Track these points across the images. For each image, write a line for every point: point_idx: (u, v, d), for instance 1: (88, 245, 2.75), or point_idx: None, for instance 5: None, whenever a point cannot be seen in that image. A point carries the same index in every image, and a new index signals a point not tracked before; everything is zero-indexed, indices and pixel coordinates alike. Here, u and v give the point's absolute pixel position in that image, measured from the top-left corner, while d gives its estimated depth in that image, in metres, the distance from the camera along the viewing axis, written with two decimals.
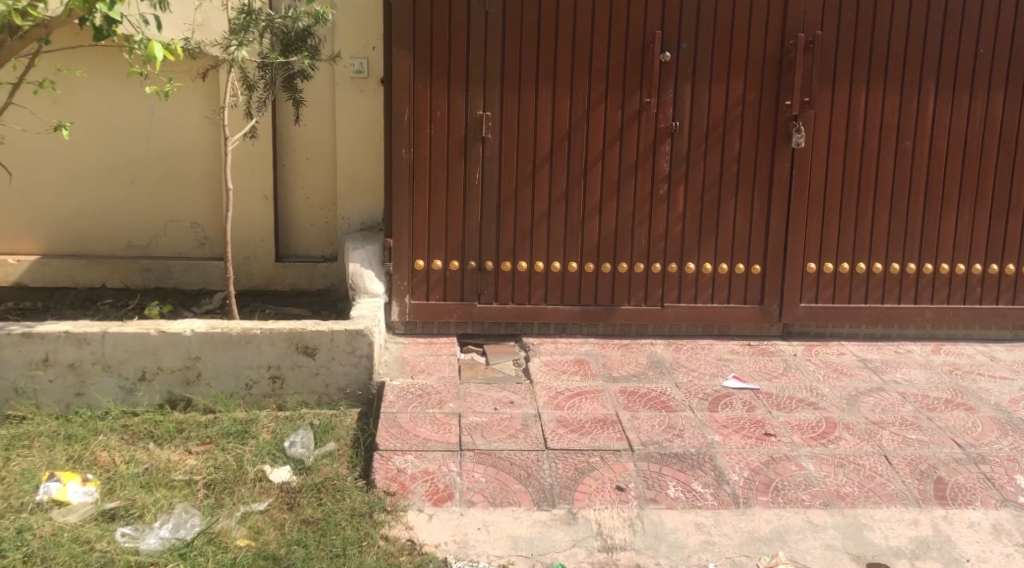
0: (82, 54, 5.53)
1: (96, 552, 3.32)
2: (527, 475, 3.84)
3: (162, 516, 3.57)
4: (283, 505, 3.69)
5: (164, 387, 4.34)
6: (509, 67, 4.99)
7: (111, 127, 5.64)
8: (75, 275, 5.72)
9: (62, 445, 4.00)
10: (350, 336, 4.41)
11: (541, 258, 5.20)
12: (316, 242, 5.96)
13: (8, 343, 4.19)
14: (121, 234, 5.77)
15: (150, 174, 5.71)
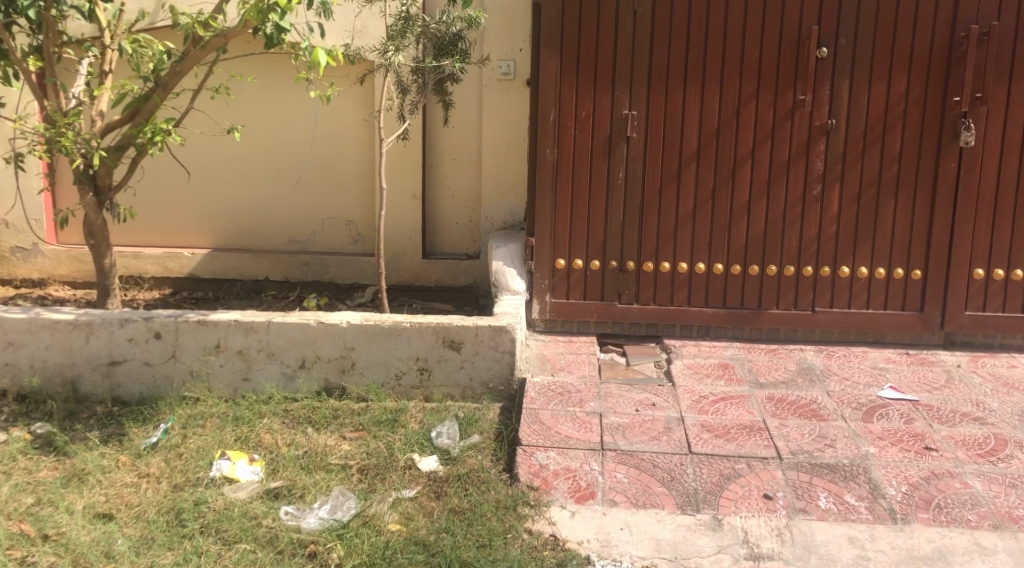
0: (254, 61, 5.91)
1: (264, 527, 3.55)
2: (670, 478, 3.82)
3: (321, 497, 3.77)
4: (431, 493, 3.82)
5: (321, 375, 4.57)
6: (657, 66, 4.96)
7: (277, 129, 5.99)
8: (241, 268, 6.08)
9: (231, 426, 4.29)
10: (494, 332, 4.51)
11: (685, 259, 5.15)
12: (460, 239, 6.12)
13: (185, 330, 4.51)
14: (283, 231, 6.12)
15: (311, 174, 6.03)
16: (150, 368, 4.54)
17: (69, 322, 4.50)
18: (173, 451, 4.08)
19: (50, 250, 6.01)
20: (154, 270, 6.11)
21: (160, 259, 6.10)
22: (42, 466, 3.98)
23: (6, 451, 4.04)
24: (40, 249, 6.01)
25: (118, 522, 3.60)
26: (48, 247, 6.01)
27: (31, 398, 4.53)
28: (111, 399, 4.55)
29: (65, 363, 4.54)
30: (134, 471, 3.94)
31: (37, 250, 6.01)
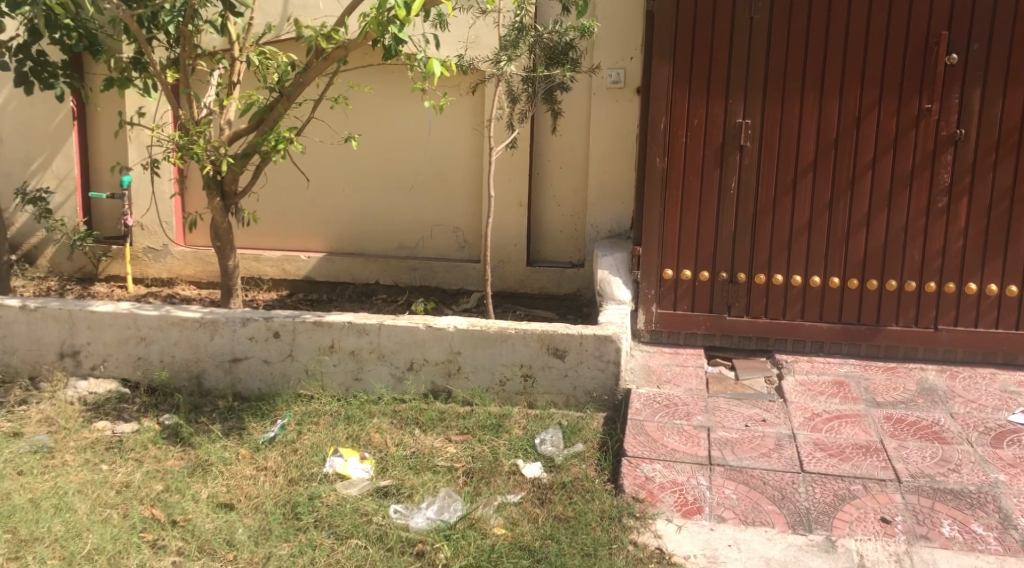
0: (371, 72, 6.09)
1: (374, 524, 3.64)
2: (781, 497, 3.72)
3: (429, 498, 3.84)
4: (536, 499, 3.84)
5: (429, 377, 4.65)
6: (773, 73, 4.86)
7: (392, 138, 6.14)
8: (353, 271, 6.25)
9: (342, 425, 4.42)
10: (600, 341, 4.50)
11: (799, 272, 5.01)
12: (565, 247, 6.13)
13: (302, 331, 4.67)
14: (394, 237, 6.27)
15: (422, 182, 6.16)
16: (268, 366, 4.73)
17: (196, 319, 4.73)
18: (288, 446, 4.24)
19: (179, 251, 6.33)
20: (272, 272, 6.35)
21: (279, 262, 6.33)
22: (169, 455, 4.20)
23: (137, 439, 4.28)
24: (169, 250, 6.34)
25: (239, 512, 3.76)
26: (177, 248, 6.34)
27: (160, 390, 4.78)
28: (232, 393, 4.76)
29: (191, 358, 4.78)
30: (253, 464, 4.11)
31: (167, 251, 6.35)
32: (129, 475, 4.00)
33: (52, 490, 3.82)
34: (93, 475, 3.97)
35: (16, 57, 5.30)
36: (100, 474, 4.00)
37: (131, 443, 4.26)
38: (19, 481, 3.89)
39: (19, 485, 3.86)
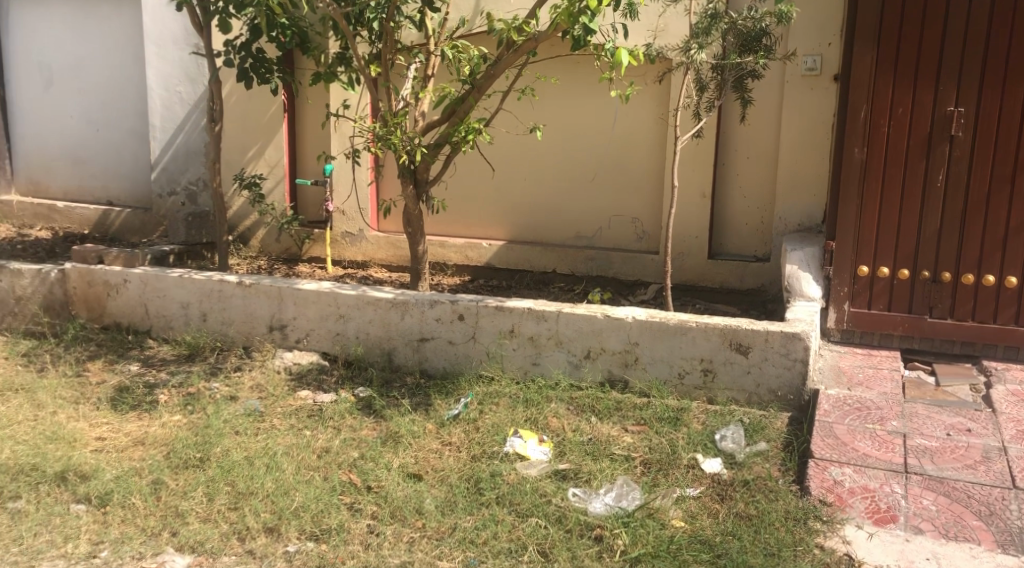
0: (560, 63, 6.16)
1: (554, 505, 3.71)
2: (989, 513, 3.48)
3: (607, 484, 3.88)
4: (716, 495, 3.78)
5: (606, 366, 4.66)
6: (994, 57, 4.50)
7: (577, 128, 6.18)
8: (532, 259, 6.35)
9: (521, 407, 4.52)
10: (786, 339, 4.35)
11: (1013, 273, 4.63)
12: (750, 241, 5.93)
13: (485, 315, 4.81)
14: (573, 226, 6.31)
15: (604, 173, 6.17)
16: (453, 347, 4.91)
17: (388, 300, 4.99)
18: (471, 424, 4.39)
19: (372, 236, 6.69)
20: (456, 258, 6.56)
21: (462, 248, 6.53)
22: (364, 425, 4.47)
23: (335, 408, 4.57)
24: (364, 235, 6.71)
25: (427, 483, 3.95)
26: (371, 233, 6.69)
27: (355, 364, 5.07)
28: (419, 371, 4.98)
29: (383, 336, 5.04)
30: (439, 439, 4.31)
31: (362, 235, 6.72)
32: (328, 441, 4.29)
33: (263, 450, 4.17)
34: (298, 439, 4.29)
35: (239, 54, 5.79)
36: (304, 438, 4.31)
37: (331, 412, 4.56)
38: (236, 440, 4.27)
39: (237, 443, 4.23)
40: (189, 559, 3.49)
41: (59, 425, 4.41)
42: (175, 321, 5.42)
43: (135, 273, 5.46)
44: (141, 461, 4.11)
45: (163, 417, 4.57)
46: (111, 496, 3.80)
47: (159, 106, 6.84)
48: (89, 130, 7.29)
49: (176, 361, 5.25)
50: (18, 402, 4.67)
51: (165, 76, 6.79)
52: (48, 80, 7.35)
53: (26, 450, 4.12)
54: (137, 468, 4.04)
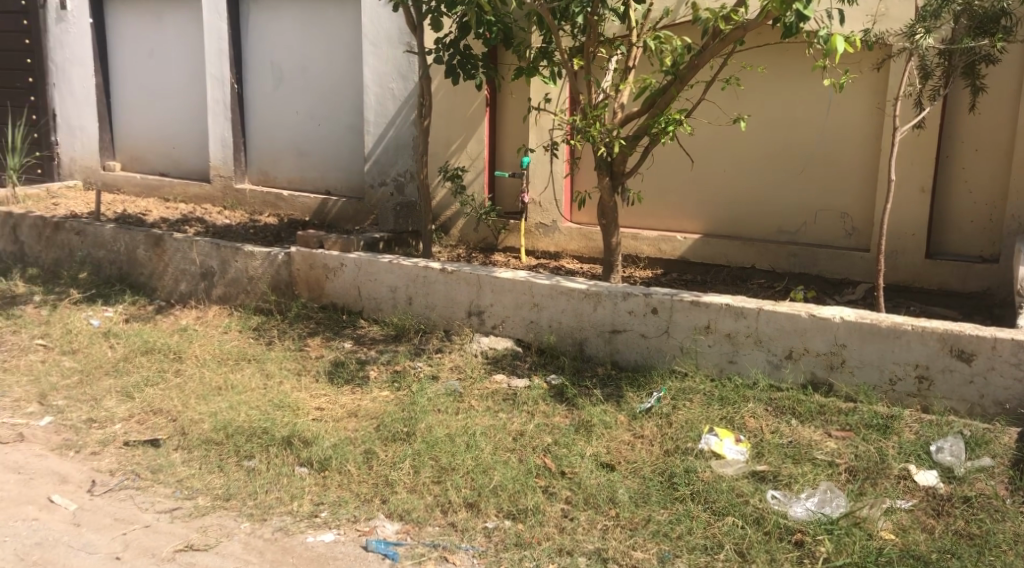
0: (768, 51, 5.95)
1: (751, 506, 3.63)
2: None
3: (808, 489, 3.75)
4: (930, 510, 3.58)
5: (808, 367, 4.47)
6: None
7: (784, 119, 5.96)
8: (730, 254, 6.16)
9: (717, 405, 4.44)
10: (1017, 347, 4.01)
11: None
12: (974, 241, 5.49)
13: (679, 309, 4.75)
14: (775, 219, 6.09)
15: (812, 166, 5.91)
16: (645, 340, 4.87)
17: (582, 291, 5.03)
18: (664, 418, 4.36)
19: (566, 227, 6.75)
20: (648, 251, 6.43)
21: (655, 241, 6.39)
22: (556, 412, 4.55)
23: (530, 394, 4.68)
24: (558, 227, 6.79)
25: (620, 473, 3.97)
26: (565, 224, 6.76)
27: (548, 352, 5.16)
28: (611, 362, 4.98)
29: (577, 326, 5.08)
30: (631, 431, 4.31)
31: (556, 227, 6.80)
32: (523, 425, 4.40)
33: (463, 429, 4.35)
34: (495, 421, 4.44)
35: (448, 51, 6.01)
36: (500, 421, 4.45)
37: (525, 397, 4.67)
38: (439, 418, 4.47)
39: (440, 421, 4.44)
40: (398, 526, 3.70)
41: (285, 394, 4.82)
42: (384, 304, 5.74)
43: (350, 257, 5.82)
44: (355, 432, 4.41)
45: (373, 392, 4.88)
46: (330, 462, 4.10)
47: (373, 102, 7.28)
48: (312, 124, 7.85)
49: (384, 340, 5.57)
50: (250, 372, 5.14)
51: (381, 74, 7.20)
52: (279, 79, 7.96)
53: (258, 415, 4.53)
54: (352, 438, 4.33)
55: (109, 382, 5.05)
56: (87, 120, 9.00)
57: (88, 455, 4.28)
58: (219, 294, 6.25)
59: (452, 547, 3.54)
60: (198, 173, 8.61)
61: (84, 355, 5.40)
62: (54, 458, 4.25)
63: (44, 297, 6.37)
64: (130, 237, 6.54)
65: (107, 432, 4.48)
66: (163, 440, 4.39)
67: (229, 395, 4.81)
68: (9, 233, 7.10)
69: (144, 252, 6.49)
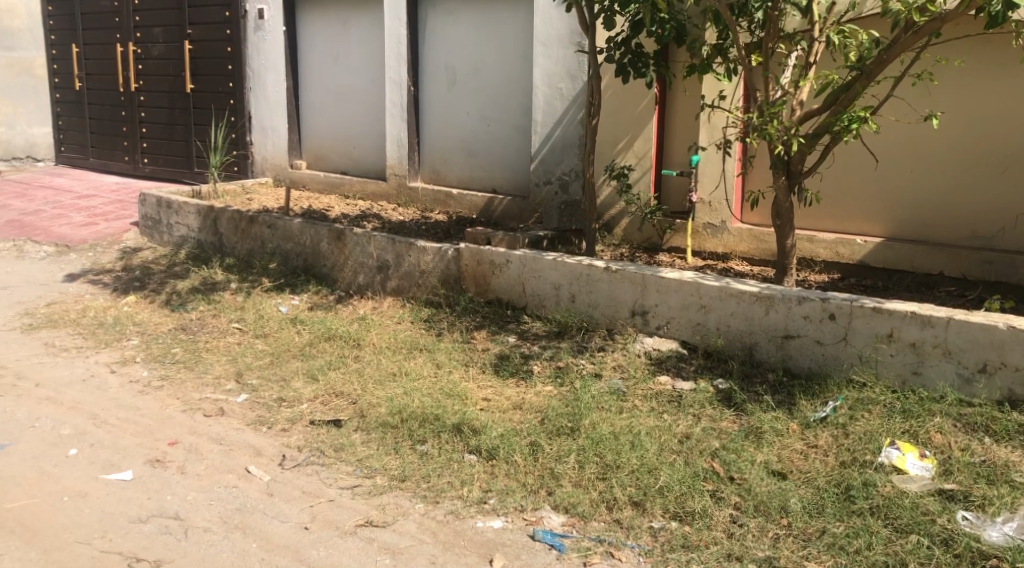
0: (967, 43, 5.57)
1: (939, 526, 3.46)
2: None
3: (1005, 513, 3.52)
4: None
5: (1005, 383, 4.17)
6: None
7: (983, 116, 5.57)
8: (915, 259, 5.80)
9: (900, 418, 4.21)
10: None
11: None
12: None
13: (859, 316, 4.53)
14: (968, 223, 5.70)
15: (1014, 166, 5.50)
16: (821, 347, 4.68)
17: (753, 294, 4.89)
18: (841, 429, 4.18)
19: (735, 228, 6.58)
20: (825, 254, 6.16)
21: (833, 244, 6.12)
22: (724, 417, 4.46)
23: (696, 397, 4.61)
24: (727, 227, 6.62)
25: (792, 482, 3.86)
26: (735, 225, 6.59)
27: (715, 356, 5.05)
28: (782, 369, 4.81)
29: (746, 330, 4.95)
30: (804, 440, 4.16)
31: (725, 228, 6.63)
32: (690, 427, 4.35)
33: (628, 428, 4.34)
34: (661, 422, 4.41)
35: (620, 50, 6.01)
36: (666, 422, 4.42)
37: (691, 400, 4.61)
38: (603, 415, 4.49)
39: (604, 418, 4.45)
40: (563, 519, 3.77)
41: (454, 384, 4.98)
42: (548, 301, 5.80)
43: (516, 254, 5.92)
44: (521, 423, 4.50)
45: (537, 386, 4.96)
46: (498, 451, 4.21)
47: (542, 102, 7.37)
48: (482, 124, 8.06)
49: (547, 337, 5.64)
50: (422, 361, 5.35)
51: (551, 74, 7.29)
52: (453, 81, 8.21)
53: (431, 402, 4.70)
54: (518, 429, 4.42)
55: (295, 364, 5.41)
56: (278, 121, 9.64)
57: (279, 431, 4.59)
58: (393, 286, 6.51)
59: (618, 543, 3.58)
60: (375, 172, 9.02)
61: (274, 339, 5.80)
62: (250, 432, 4.59)
63: (240, 285, 6.88)
64: (315, 230, 6.93)
65: (295, 410, 4.80)
66: (345, 421, 4.64)
67: (403, 382, 5.03)
68: (209, 225, 7.69)
69: (327, 245, 6.87)
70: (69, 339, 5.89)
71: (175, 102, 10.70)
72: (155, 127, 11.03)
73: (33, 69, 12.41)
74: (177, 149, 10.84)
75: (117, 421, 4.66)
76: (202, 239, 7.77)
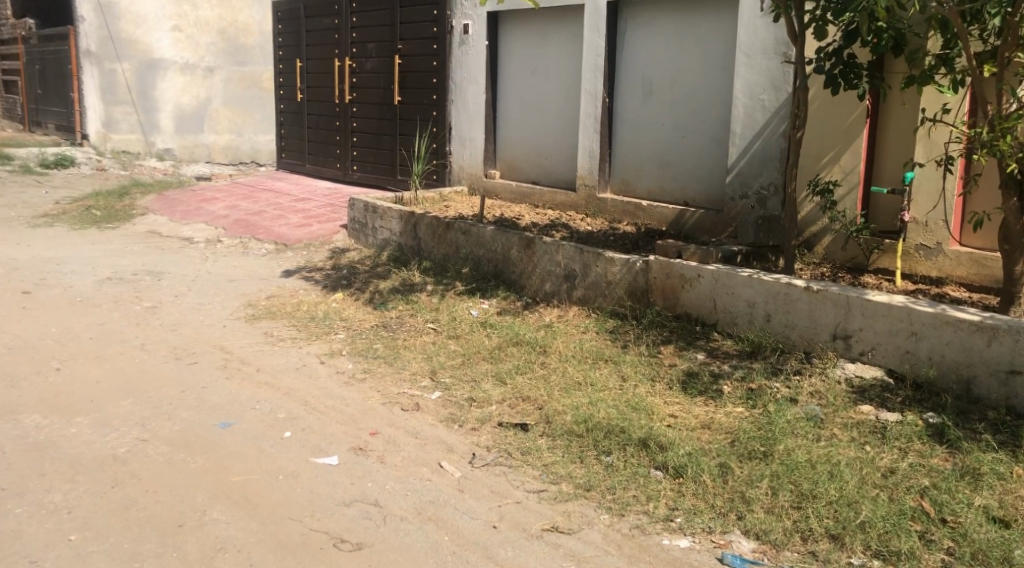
0: None
1: None
2: None
3: None
4: None
5: None
6: None
7: None
8: None
9: None
10: None
11: None
12: None
13: None
14: None
15: None
16: None
17: (974, 323, 4.52)
18: None
19: (953, 251, 6.11)
20: None
21: None
22: (935, 453, 4.14)
23: (902, 430, 4.31)
24: (942, 250, 6.16)
25: (1017, 532, 3.54)
26: (952, 248, 6.12)
27: (927, 388, 4.71)
28: (1005, 408, 4.43)
29: (963, 361, 4.58)
30: None
31: (940, 250, 6.17)
32: (895, 462, 4.07)
33: (826, 457, 4.13)
34: (863, 454, 4.16)
35: (831, 60, 5.73)
36: (868, 454, 4.16)
37: (896, 433, 4.30)
38: (799, 442, 4.28)
39: (801, 444, 4.25)
40: (754, 545, 3.65)
41: (641, 398, 4.93)
42: (740, 319, 5.61)
43: (709, 269, 5.77)
44: (710, 444, 4.39)
45: (727, 407, 4.81)
46: (686, 470, 4.12)
47: (742, 114, 7.18)
48: (677, 136, 7.94)
49: (738, 356, 5.46)
50: (608, 373, 5.33)
51: (753, 85, 7.07)
52: (648, 93, 8.14)
53: (616, 414, 4.67)
54: (707, 449, 4.31)
55: (485, 366, 5.55)
56: (476, 131, 9.97)
57: (469, 430, 4.73)
58: (580, 296, 6.52)
59: None
60: (566, 182, 9.11)
61: (465, 341, 5.98)
62: (442, 428, 4.75)
63: (435, 287, 7.16)
64: (506, 238, 7.08)
65: (484, 411, 4.92)
66: (532, 425, 4.71)
67: (589, 392, 5.03)
68: (409, 229, 8.04)
69: (518, 252, 6.99)
70: (284, 330, 6.35)
71: (383, 113, 11.33)
72: (364, 136, 11.70)
73: (260, 81, 14.57)
74: (382, 157, 11.48)
75: (325, 409, 4.96)
76: (401, 243, 8.14)
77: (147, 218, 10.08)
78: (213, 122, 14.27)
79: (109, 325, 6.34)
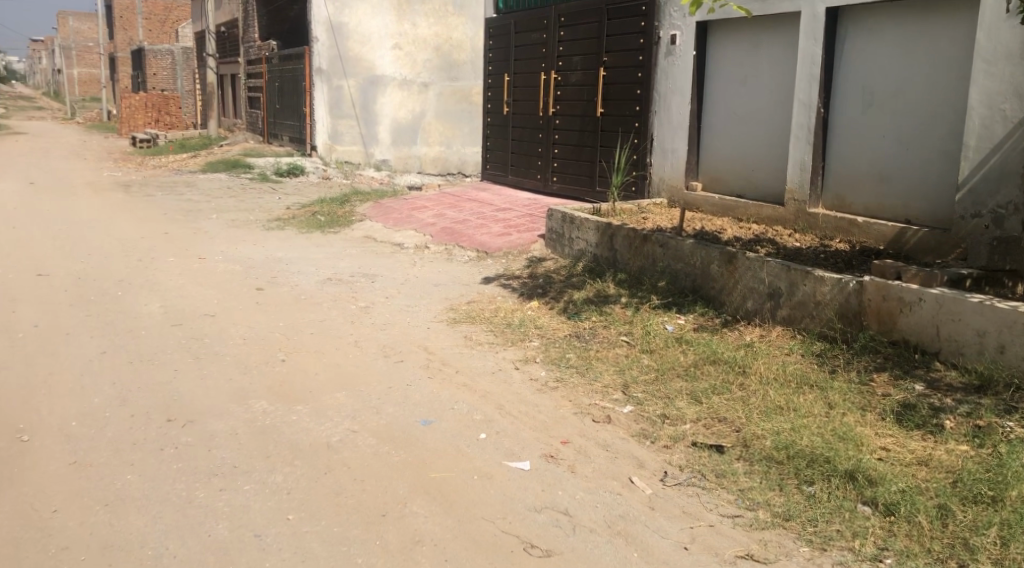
0: None
1: None
2: None
3: None
4: None
5: None
6: None
7: None
8: None
9: None
10: None
11: None
12: None
13: None
14: None
15: None
16: None
17: None
18: None
19: None
20: None
21: None
22: None
23: None
24: None
25: None
26: None
27: None
28: None
29: None
30: None
31: None
32: None
33: None
34: None
35: None
36: None
37: None
38: None
39: None
40: None
41: (849, 427, 4.61)
42: (968, 348, 5.13)
43: (932, 292, 5.32)
44: (927, 482, 4.04)
45: (949, 444, 4.40)
46: (899, 508, 3.82)
47: (978, 125, 6.58)
48: (900, 149, 7.41)
49: (964, 390, 5.00)
50: (813, 398, 5.03)
51: (992, 94, 6.47)
52: (869, 103, 7.64)
53: (821, 443, 4.39)
54: (925, 487, 3.98)
55: (680, 384, 5.41)
56: (679, 143, 9.79)
57: (661, 447, 4.62)
58: (784, 316, 6.20)
59: None
60: (774, 196, 8.74)
61: (660, 356, 5.86)
62: (634, 443, 4.67)
63: (630, 300, 7.08)
64: (706, 252, 6.87)
65: (677, 429, 4.79)
66: (727, 448, 4.52)
67: (791, 417, 4.77)
68: (606, 240, 8.01)
69: (718, 267, 6.76)
70: (483, 334, 6.51)
71: (586, 125, 11.40)
72: (566, 148, 11.81)
73: (471, 95, 14.87)
74: (583, 169, 11.54)
75: (519, 414, 5.03)
76: (598, 254, 8.12)
77: (365, 224, 10.72)
78: (426, 134, 14.88)
79: (327, 321, 6.78)
